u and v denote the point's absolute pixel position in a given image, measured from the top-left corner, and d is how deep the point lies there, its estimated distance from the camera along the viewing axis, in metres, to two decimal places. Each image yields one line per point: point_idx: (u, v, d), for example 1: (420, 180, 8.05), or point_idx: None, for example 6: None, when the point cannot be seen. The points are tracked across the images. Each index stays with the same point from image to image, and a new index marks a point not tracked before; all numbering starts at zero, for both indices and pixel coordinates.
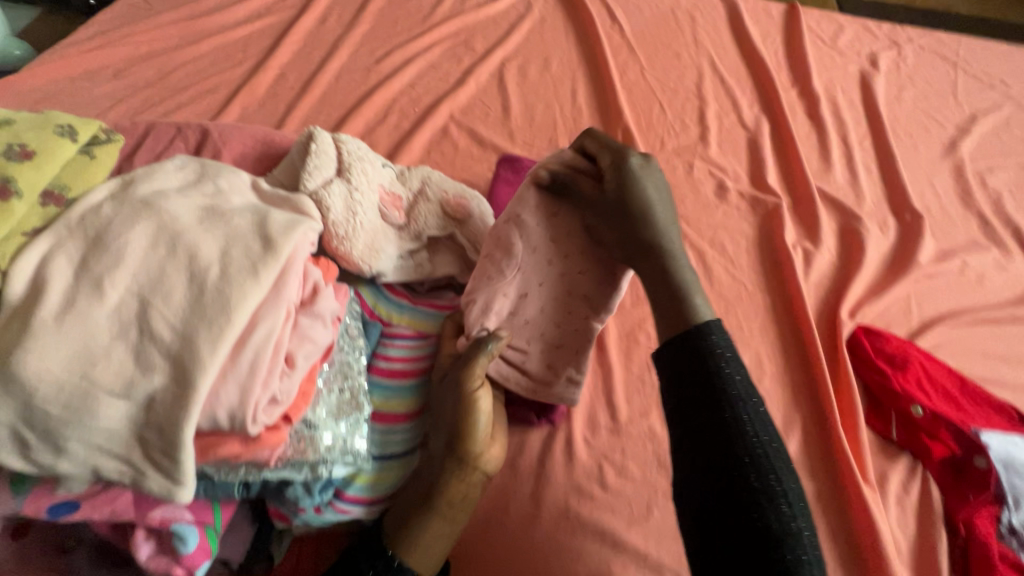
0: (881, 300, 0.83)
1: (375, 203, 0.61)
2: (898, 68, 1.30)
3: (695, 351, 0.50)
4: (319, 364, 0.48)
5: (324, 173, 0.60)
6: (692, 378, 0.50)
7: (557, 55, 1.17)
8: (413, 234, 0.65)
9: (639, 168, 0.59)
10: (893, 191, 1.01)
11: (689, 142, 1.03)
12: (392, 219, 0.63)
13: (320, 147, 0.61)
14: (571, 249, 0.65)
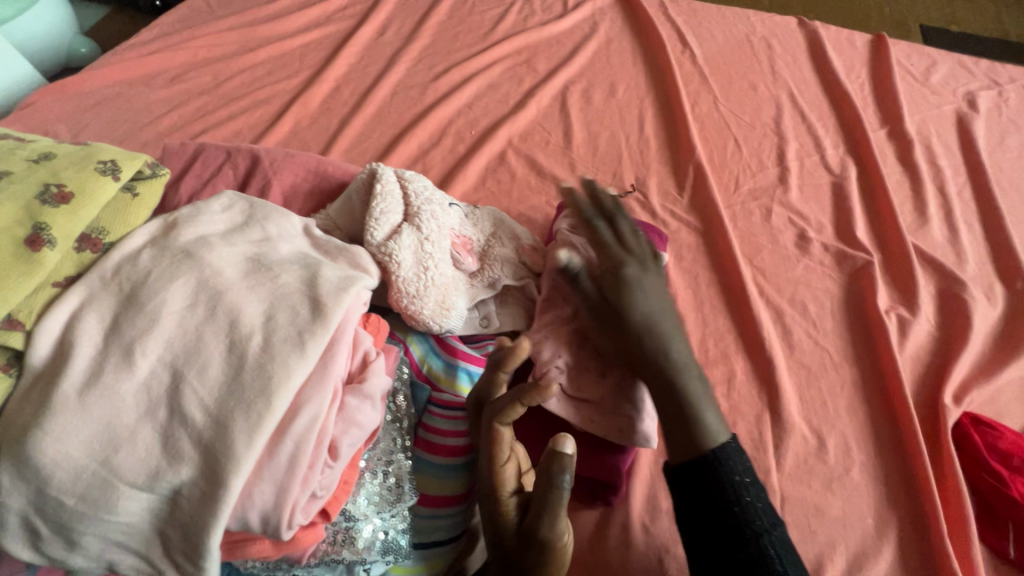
0: (990, 384, 0.73)
1: (447, 251, 0.56)
2: (1000, 111, 1.18)
3: (715, 487, 0.48)
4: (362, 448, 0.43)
5: (392, 219, 0.55)
6: (703, 484, 0.48)
7: (624, 80, 1.10)
8: (487, 281, 0.59)
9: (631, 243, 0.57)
10: (999, 253, 0.90)
11: (768, 183, 0.93)
12: (464, 266, 0.58)
13: (385, 188, 0.56)
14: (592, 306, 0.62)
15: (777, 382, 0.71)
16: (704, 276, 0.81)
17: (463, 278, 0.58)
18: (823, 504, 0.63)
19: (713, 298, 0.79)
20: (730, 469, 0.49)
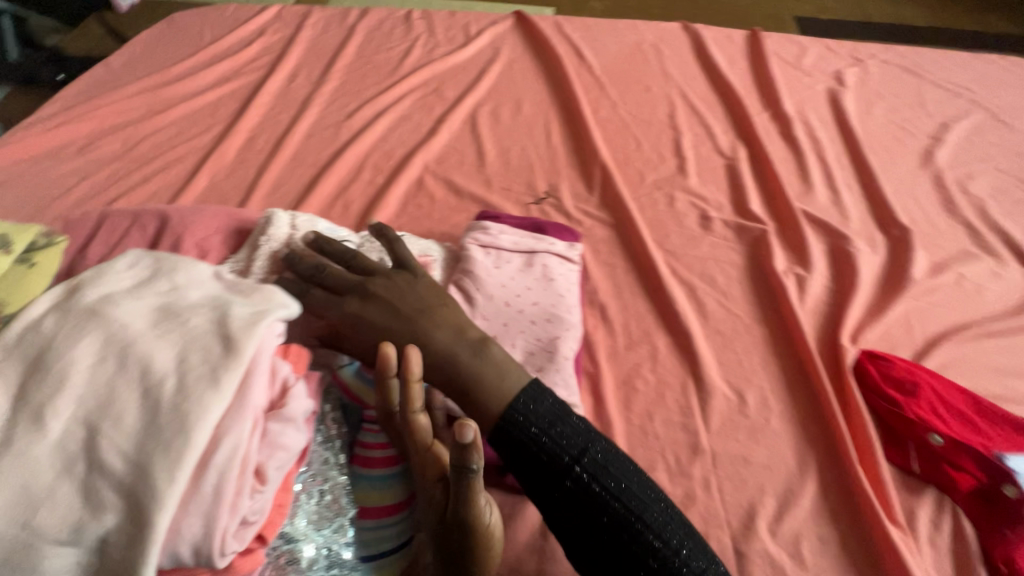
0: (879, 323, 0.81)
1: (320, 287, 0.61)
2: (864, 84, 1.32)
3: (525, 450, 0.52)
4: (294, 469, 0.46)
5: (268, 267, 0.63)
6: (506, 444, 0.52)
7: (528, 96, 1.17)
8: None
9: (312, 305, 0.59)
10: (876, 207, 1.00)
11: (668, 174, 1.01)
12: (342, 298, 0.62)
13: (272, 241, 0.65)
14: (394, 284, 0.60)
15: (696, 351, 0.77)
16: (620, 265, 0.87)
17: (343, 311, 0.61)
18: (750, 454, 0.68)
19: (631, 284, 0.85)
20: (523, 424, 0.52)
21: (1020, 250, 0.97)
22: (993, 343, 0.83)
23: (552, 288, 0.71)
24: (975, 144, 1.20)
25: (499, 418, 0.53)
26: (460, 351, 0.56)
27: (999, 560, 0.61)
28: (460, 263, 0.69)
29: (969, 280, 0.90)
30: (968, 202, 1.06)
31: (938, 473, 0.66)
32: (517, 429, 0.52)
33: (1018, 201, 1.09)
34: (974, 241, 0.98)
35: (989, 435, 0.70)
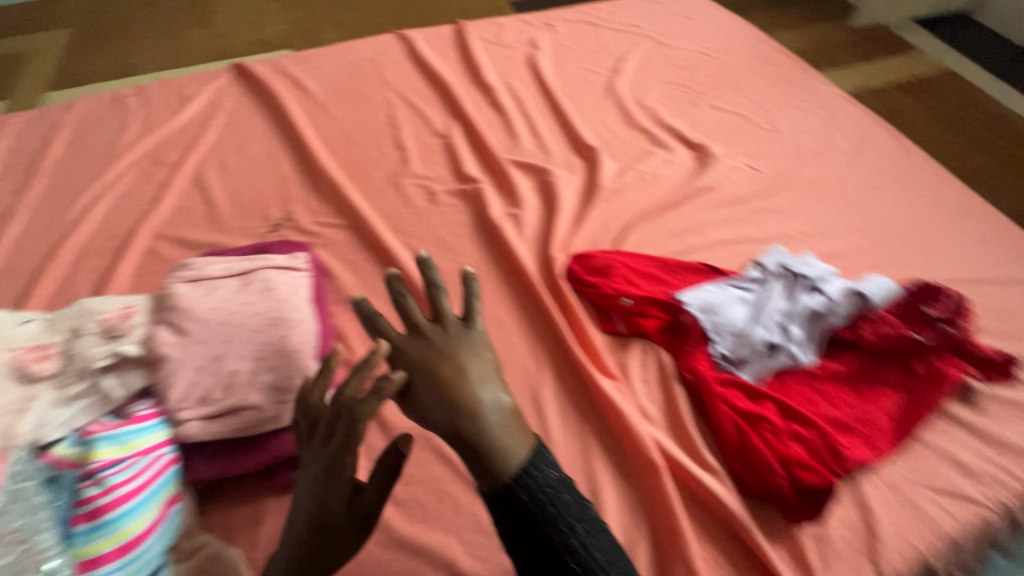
0: (581, 230, 0.98)
1: (7, 368, 0.60)
2: (556, 42, 1.54)
3: (487, 489, 0.54)
4: None
5: None
6: (501, 494, 0.53)
7: (254, 137, 1.20)
8: (75, 373, 0.62)
9: (441, 339, 0.58)
10: (573, 138, 1.19)
11: (395, 167, 1.11)
12: (38, 372, 0.61)
13: None
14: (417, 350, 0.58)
15: None
16: (362, 259, 0.94)
17: (42, 384, 0.61)
18: None
19: (375, 272, 0.92)
20: (535, 481, 0.54)
21: (684, 137, 1.21)
22: (670, 214, 1.03)
23: (273, 295, 0.74)
24: (646, 67, 1.46)
25: (507, 480, 0.53)
26: (453, 411, 0.54)
27: (687, 371, 0.77)
28: (164, 304, 0.69)
29: (648, 172, 1.11)
30: (645, 113, 1.29)
31: (636, 327, 0.83)
32: (520, 494, 0.53)
33: (682, 100, 1.35)
34: (651, 141, 1.20)
35: (671, 284, 0.88)
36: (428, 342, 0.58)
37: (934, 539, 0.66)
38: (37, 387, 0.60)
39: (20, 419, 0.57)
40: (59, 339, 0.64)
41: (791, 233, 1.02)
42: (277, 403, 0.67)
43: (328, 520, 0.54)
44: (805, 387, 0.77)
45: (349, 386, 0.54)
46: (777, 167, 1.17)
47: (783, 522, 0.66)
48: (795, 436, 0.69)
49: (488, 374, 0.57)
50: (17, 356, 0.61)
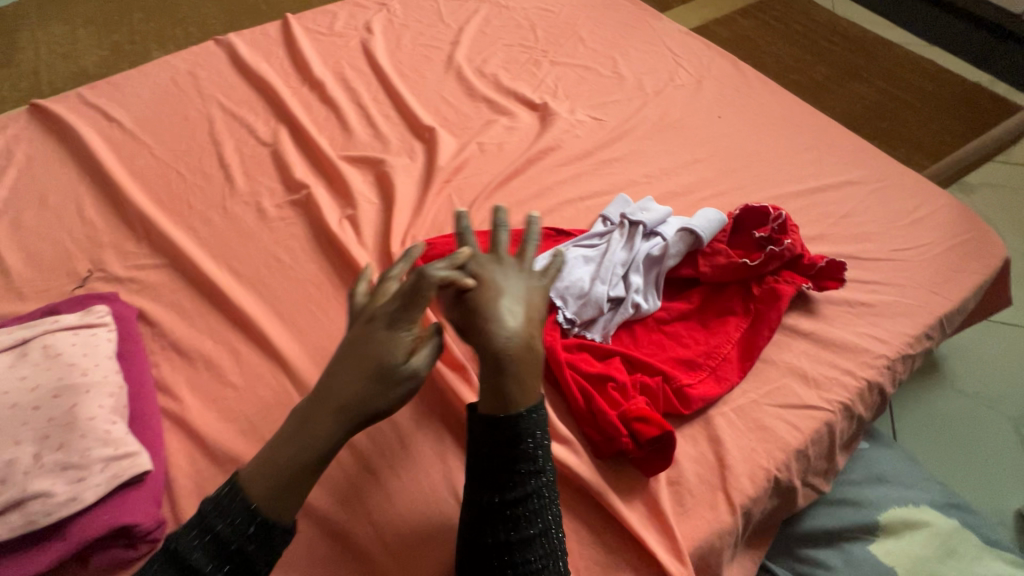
0: (422, 217, 0.92)
1: None
2: (391, 22, 1.46)
3: (495, 415, 0.60)
4: None
5: None
6: (507, 465, 0.58)
7: (53, 185, 1.06)
8: None
9: (503, 281, 0.63)
10: (411, 121, 1.13)
11: (217, 187, 1.01)
12: None
13: None
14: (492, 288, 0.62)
15: (271, 333, 0.79)
16: (184, 296, 0.85)
17: None
18: None
19: (200, 307, 0.84)
20: (537, 480, 0.59)
21: (527, 100, 1.18)
22: (516, 182, 1.00)
23: (57, 362, 0.66)
24: (486, 33, 1.41)
25: (523, 461, 0.59)
26: (495, 337, 0.59)
27: None
28: None
29: (490, 143, 1.07)
30: (487, 82, 1.25)
31: None
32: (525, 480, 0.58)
33: (524, 62, 1.31)
34: (494, 111, 1.16)
35: None
36: (499, 258, 0.66)
37: (782, 455, 0.68)
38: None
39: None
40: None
41: (636, 179, 1.02)
42: (69, 483, 0.58)
43: (355, 399, 0.57)
44: (654, 333, 0.77)
45: (437, 270, 0.60)
46: (621, 114, 1.16)
47: (637, 476, 0.65)
48: (640, 388, 0.68)
49: (531, 309, 0.63)
50: None
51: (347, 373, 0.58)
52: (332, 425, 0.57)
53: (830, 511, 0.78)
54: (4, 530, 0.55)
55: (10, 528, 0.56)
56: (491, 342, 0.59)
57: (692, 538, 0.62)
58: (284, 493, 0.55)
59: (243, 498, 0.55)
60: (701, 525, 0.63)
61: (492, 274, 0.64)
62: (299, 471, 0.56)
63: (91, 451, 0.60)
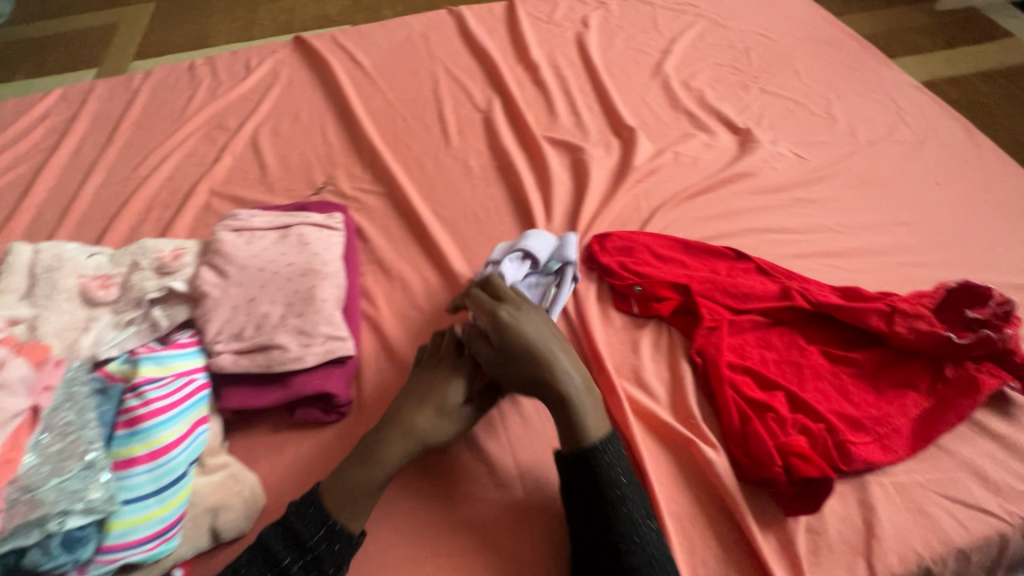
0: (610, 208, 0.97)
1: (74, 292, 0.68)
2: (607, 21, 1.51)
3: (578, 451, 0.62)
4: (26, 427, 0.53)
5: (18, 290, 0.67)
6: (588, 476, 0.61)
7: (306, 107, 1.26)
8: (133, 301, 0.70)
9: (550, 335, 0.67)
10: (612, 118, 1.18)
11: (433, 139, 1.14)
12: (100, 298, 0.69)
13: (15, 264, 0.68)
14: (552, 343, 0.66)
15: (457, 275, 0.89)
16: (393, 225, 0.98)
17: (103, 308, 0.69)
18: None
19: (404, 237, 0.96)
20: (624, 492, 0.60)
21: (729, 122, 1.18)
22: (704, 199, 1.01)
23: (307, 249, 0.80)
24: (698, 48, 1.41)
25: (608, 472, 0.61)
26: (561, 380, 0.64)
27: (696, 353, 0.77)
28: (211, 248, 0.76)
29: (685, 155, 1.09)
30: (691, 95, 1.26)
31: (651, 310, 0.82)
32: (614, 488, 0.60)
33: (733, 84, 1.29)
34: (695, 125, 1.18)
35: (694, 268, 0.87)
36: (512, 308, 0.69)
37: (942, 547, 0.63)
38: (98, 310, 0.69)
39: (82, 336, 0.66)
40: (120, 270, 0.72)
41: (830, 225, 0.98)
42: (300, 345, 0.72)
43: (425, 414, 0.67)
44: (822, 382, 0.75)
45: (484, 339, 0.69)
46: (826, 157, 1.11)
47: (774, 513, 0.64)
48: (799, 428, 0.68)
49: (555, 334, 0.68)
50: (82, 283, 0.69)
51: (403, 401, 0.69)
52: (405, 440, 0.65)
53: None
54: (251, 364, 0.70)
55: (256, 364, 0.70)
56: (554, 375, 0.64)
57: None
58: (363, 494, 0.62)
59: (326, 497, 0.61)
60: None
61: (539, 332, 0.67)
62: (377, 470, 0.63)
63: (319, 327, 0.73)
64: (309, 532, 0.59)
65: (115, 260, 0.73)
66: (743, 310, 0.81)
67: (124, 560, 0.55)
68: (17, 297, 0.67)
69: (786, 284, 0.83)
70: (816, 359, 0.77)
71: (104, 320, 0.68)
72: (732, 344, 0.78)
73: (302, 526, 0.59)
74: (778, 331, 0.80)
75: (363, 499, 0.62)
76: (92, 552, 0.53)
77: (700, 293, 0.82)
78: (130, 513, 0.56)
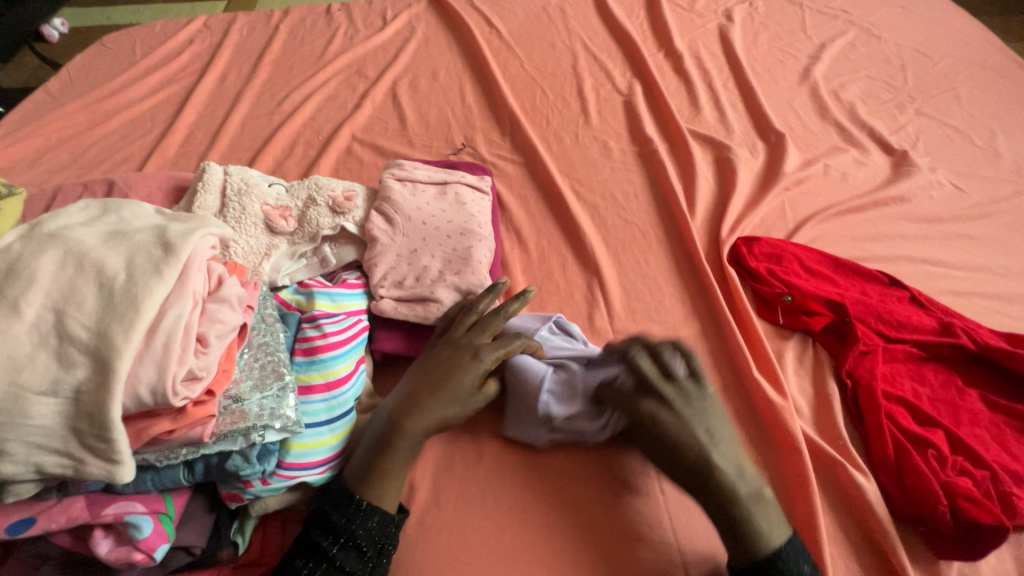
0: (756, 212, 0.94)
1: (259, 218, 0.71)
2: (752, 17, 1.44)
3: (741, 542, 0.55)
4: (235, 342, 0.56)
5: (210, 207, 0.71)
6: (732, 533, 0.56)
7: (443, 66, 1.26)
8: (308, 236, 0.73)
9: (705, 427, 0.60)
10: (758, 119, 1.13)
11: (573, 116, 1.12)
12: (280, 228, 0.72)
13: (208, 182, 0.72)
14: (714, 431, 0.60)
15: (597, 255, 0.88)
16: (531, 196, 0.98)
17: (282, 238, 0.72)
18: (646, 328, 0.81)
19: (542, 210, 0.96)
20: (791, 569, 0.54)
21: (883, 140, 1.11)
22: (854, 218, 0.96)
23: (464, 209, 0.80)
24: (850, 58, 1.33)
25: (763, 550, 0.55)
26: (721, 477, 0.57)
27: (846, 375, 0.75)
28: (379, 196, 0.78)
29: (835, 169, 1.04)
30: (842, 107, 1.19)
31: (798, 322, 0.80)
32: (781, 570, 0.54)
33: (886, 101, 1.22)
34: (845, 139, 1.12)
35: (845, 287, 0.83)
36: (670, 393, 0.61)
37: None
38: (278, 239, 0.72)
39: (263, 262, 0.70)
40: (297, 203, 0.75)
41: (990, 266, 0.92)
42: (455, 302, 0.73)
43: (454, 388, 0.63)
44: (981, 428, 0.70)
45: (643, 404, 0.61)
46: (987, 193, 1.04)
47: (920, 551, 0.63)
48: (961, 471, 0.64)
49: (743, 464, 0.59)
50: (266, 211, 0.72)
51: (443, 360, 0.66)
52: (438, 417, 0.62)
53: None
54: (410, 313, 0.71)
55: (413, 313, 0.71)
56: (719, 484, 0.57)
57: None
58: (399, 468, 0.60)
59: (354, 475, 0.59)
60: None
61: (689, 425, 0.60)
62: (404, 444, 0.60)
63: (475, 287, 0.74)
64: (340, 514, 0.57)
65: (292, 192, 0.76)
66: (896, 339, 0.77)
67: (299, 479, 0.58)
68: (211, 213, 0.70)
69: (948, 319, 0.78)
70: (975, 404, 0.72)
71: (282, 250, 0.72)
72: (884, 372, 0.74)
73: (333, 509, 0.57)
74: (933, 367, 0.76)
75: (393, 476, 0.59)
76: (274, 466, 0.56)
77: (855, 312, 0.78)
78: (308, 436, 0.59)
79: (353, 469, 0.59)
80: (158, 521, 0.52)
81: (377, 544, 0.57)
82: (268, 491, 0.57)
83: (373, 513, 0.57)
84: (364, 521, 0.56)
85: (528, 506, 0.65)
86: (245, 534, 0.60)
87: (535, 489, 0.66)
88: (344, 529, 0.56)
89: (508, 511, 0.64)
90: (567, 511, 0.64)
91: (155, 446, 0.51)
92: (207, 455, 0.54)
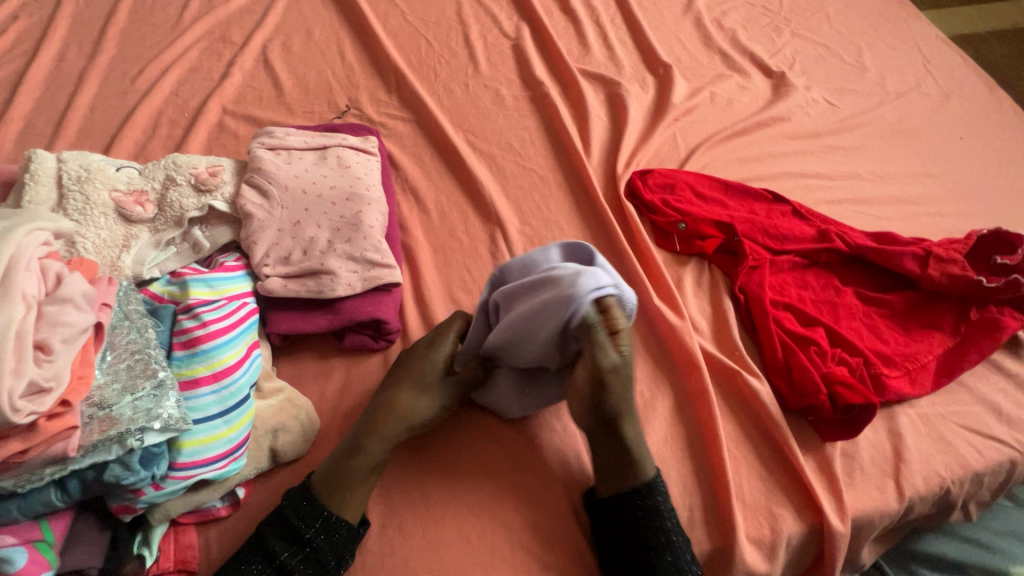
0: (649, 146, 0.96)
1: (109, 207, 0.64)
2: None
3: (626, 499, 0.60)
4: (89, 345, 0.50)
5: (46, 200, 0.62)
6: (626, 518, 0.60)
7: (318, 23, 1.16)
8: (173, 221, 0.67)
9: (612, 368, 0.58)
10: (646, 53, 1.13)
11: (462, 65, 1.08)
12: (137, 215, 0.65)
13: (38, 171, 0.63)
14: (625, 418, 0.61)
15: (497, 206, 0.87)
16: (425, 153, 0.94)
17: (142, 226, 0.65)
18: None
19: (438, 167, 0.93)
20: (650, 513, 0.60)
21: (763, 65, 1.15)
22: (740, 142, 1.00)
23: (347, 172, 0.75)
24: None
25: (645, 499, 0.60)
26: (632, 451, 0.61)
27: (740, 291, 0.79)
28: (250, 168, 0.73)
29: (721, 96, 1.07)
30: (724, 34, 1.21)
31: (693, 247, 0.83)
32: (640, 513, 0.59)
33: (765, 25, 1.26)
34: (728, 66, 1.15)
35: (734, 208, 0.87)
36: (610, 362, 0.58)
37: (962, 471, 0.68)
38: (136, 227, 0.65)
39: (122, 255, 0.63)
40: (154, 186, 0.68)
41: (861, 173, 0.99)
42: (349, 270, 0.69)
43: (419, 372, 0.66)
44: (856, 321, 0.76)
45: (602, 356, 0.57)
46: (857, 106, 1.11)
47: (811, 439, 0.69)
48: (839, 360, 0.71)
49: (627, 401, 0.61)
50: (116, 198, 0.65)
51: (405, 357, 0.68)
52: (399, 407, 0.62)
53: (949, 541, 0.77)
54: (300, 289, 0.67)
55: (305, 288, 0.68)
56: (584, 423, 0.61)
57: (857, 506, 0.65)
58: (362, 472, 0.59)
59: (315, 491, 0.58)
60: (867, 501, 0.65)
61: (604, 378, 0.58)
62: (371, 444, 0.60)
63: (369, 252, 0.70)
64: (306, 525, 0.56)
65: (146, 174, 0.69)
66: (781, 251, 0.82)
67: (198, 479, 0.55)
68: (47, 207, 0.62)
69: (824, 227, 0.84)
70: (851, 300, 0.78)
71: (144, 239, 0.65)
72: (771, 283, 0.79)
73: (297, 517, 0.56)
74: (815, 272, 0.81)
75: (354, 482, 0.58)
76: (165, 469, 0.53)
77: (743, 231, 0.82)
78: (200, 432, 0.55)
79: (319, 476, 0.59)
80: (34, 550, 0.48)
81: (337, 557, 0.56)
82: (164, 496, 0.54)
83: (340, 529, 0.56)
84: (327, 533, 0.56)
85: (472, 466, 0.65)
86: (152, 545, 0.56)
87: (435, 444, 0.66)
88: (310, 540, 0.55)
89: (419, 472, 0.64)
90: (472, 459, 0.66)
91: (10, 470, 0.45)
92: (80, 470, 0.49)
